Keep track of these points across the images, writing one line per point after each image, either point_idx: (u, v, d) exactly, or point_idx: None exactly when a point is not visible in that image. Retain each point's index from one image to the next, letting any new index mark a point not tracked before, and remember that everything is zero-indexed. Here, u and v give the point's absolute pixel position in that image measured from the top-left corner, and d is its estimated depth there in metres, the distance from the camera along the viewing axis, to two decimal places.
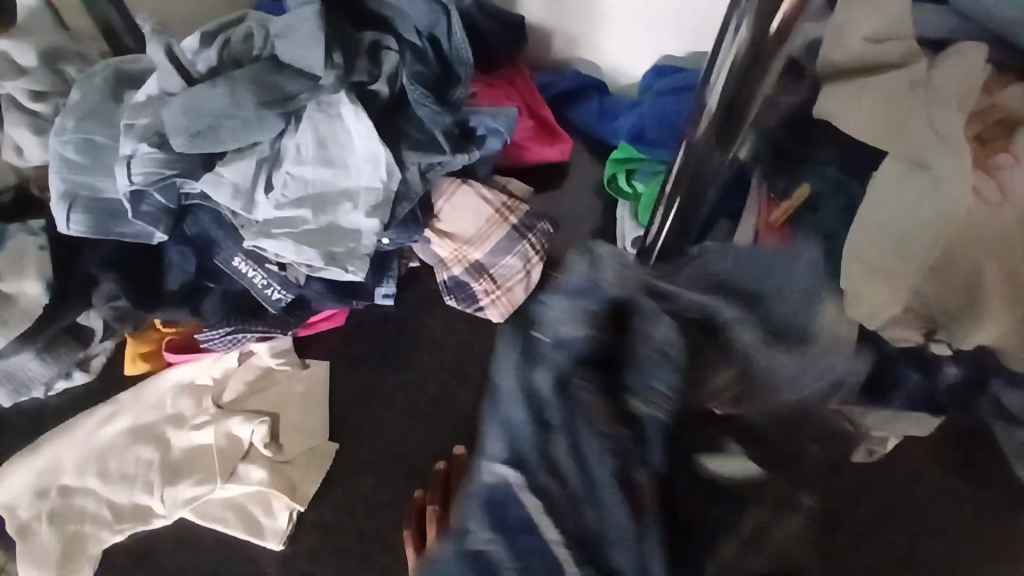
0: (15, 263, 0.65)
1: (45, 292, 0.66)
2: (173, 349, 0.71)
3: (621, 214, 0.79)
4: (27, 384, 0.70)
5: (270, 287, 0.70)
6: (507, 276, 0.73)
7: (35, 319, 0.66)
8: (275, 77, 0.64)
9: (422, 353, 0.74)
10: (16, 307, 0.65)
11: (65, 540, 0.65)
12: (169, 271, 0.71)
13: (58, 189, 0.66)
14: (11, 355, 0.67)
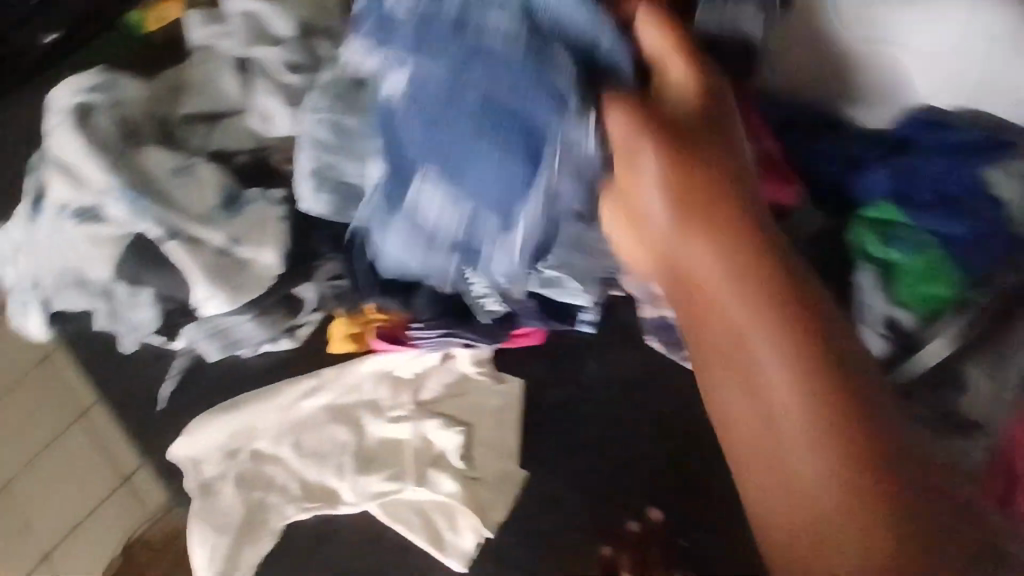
0: (255, 228, 0.66)
1: (279, 262, 0.67)
2: (379, 337, 0.71)
3: (866, 282, 0.65)
4: (237, 343, 0.72)
5: (486, 296, 0.69)
6: None
7: (265, 285, 0.68)
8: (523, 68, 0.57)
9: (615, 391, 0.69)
10: (249, 272, 0.67)
11: (249, 506, 0.65)
12: (386, 259, 0.69)
13: (307, 167, 0.67)
14: (230, 315, 0.70)
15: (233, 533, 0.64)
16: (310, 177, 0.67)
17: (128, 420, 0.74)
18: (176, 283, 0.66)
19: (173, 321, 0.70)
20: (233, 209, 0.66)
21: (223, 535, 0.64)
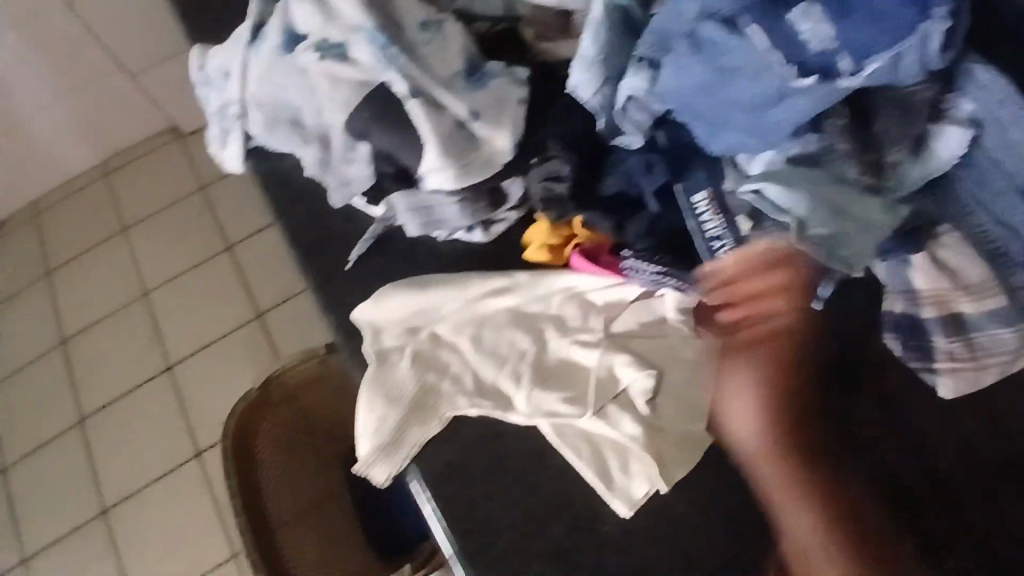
0: (496, 108, 0.61)
1: (512, 149, 0.60)
2: (580, 254, 0.66)
3: None
4: (436, 224, 0.68)
5: (719, 241, 0.59)
6: (988, 347, 0.58)
7: (491, 171, 0.61)
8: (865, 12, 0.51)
9: (831, 384, 0.60)
10: (481, 153, 0.61)
11: (421, 386, 0.65)
12: (610, 173, 0.64)
13: (588, 53, 0.58)
14: (437, 193, 0.67)
15: (404, 409, 0.64)
16: (590, 67, 0.58)
17: (313, 272, 0.75)
18: (405, 147, 0.62)
19: (384, 184, 0.67)
20: (476, 81, 0.62)
21: (393, 408, 0.64)
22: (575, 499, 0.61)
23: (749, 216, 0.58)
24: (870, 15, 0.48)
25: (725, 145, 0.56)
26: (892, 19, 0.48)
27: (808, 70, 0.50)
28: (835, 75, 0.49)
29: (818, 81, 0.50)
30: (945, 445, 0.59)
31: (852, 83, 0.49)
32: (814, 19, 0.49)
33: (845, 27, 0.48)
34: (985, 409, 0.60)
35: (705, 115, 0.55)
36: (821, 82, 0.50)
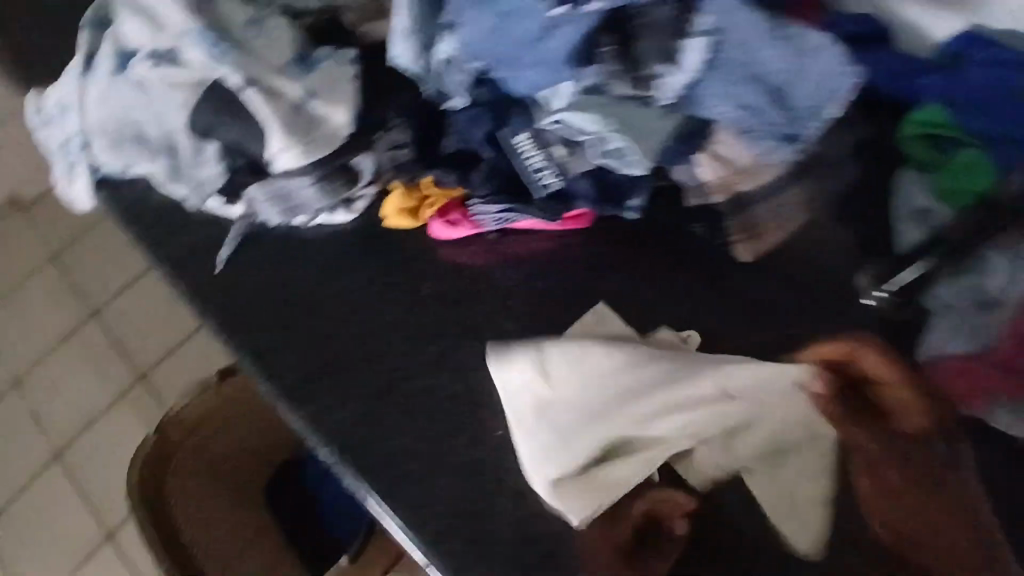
0: (330, 87, 0.67)
1: (350, 121, 0.67)
2: (435, 212, 0.71)
3: (908, 181, 0.71)
4: (298, 209, 0.71)
5: (543, 172, 0.68)
6: (765, 218, 0.72)
7: (333, 146, 0.67)
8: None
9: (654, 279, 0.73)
10: (321, 130, 0.67)
11: (303, 362, 0.69)
12: (446, 135, 0.70)
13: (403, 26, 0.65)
14: (289, 177, 0.68)
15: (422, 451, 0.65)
16: (402, 35, 0.66)
17: (182, 283, 0.75)
18: (252, 133, 0.67)
19: (238, 178, 0.69)
20: (307, 65, 0.68)
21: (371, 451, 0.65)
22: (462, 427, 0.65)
23: (563, 145, 0.68)
24: None
25: (528, 85, 0.64)
26: None
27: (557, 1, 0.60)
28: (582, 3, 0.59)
29: (568, 9, 0.60)
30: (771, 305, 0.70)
31: (596, 7, 0.60)
32: None
33: None
34: (784, 265, 0.72)
35: (504, 60, 0.63)
36: (569, 10, 0.60)
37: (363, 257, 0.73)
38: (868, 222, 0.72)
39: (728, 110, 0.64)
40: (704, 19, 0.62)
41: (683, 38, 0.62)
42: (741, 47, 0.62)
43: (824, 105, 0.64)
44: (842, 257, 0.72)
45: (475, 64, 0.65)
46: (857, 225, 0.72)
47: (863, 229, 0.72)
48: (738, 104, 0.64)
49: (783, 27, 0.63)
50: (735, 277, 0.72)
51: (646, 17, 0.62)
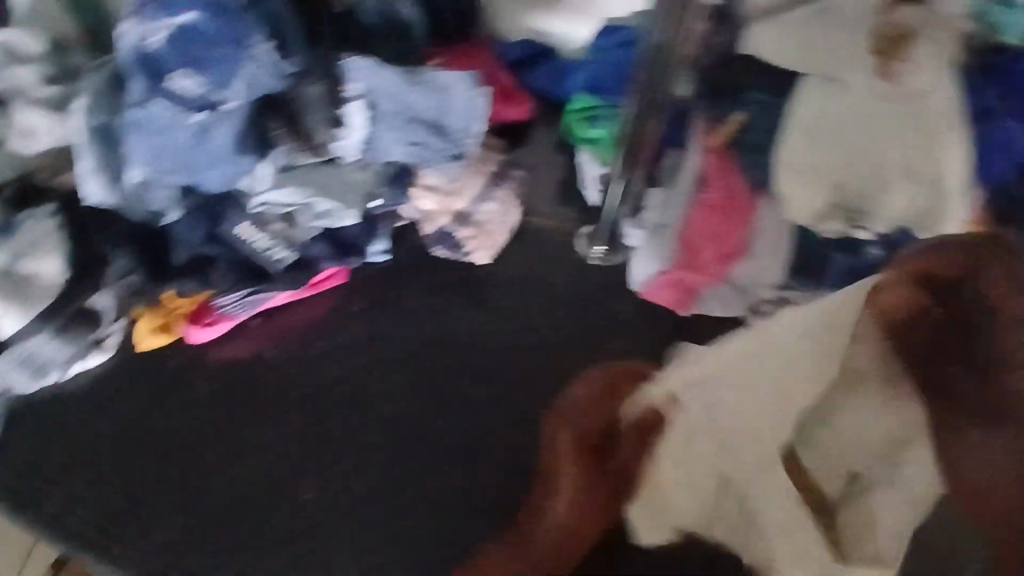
0: (34, 245, 0.73)
1: (63, 266, 0.74)
2: (190, 319, 0.78)
3: (583, 158, 0.86)
4: (48, 366, 0.74)
5: (273, 248, 0.74)
6: (489, 220, 0.83)
7: (53, 296, 0.73)
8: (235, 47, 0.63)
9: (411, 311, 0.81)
10: (35, 286, 0.73)
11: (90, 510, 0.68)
12: (173, 245, 0.75)
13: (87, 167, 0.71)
14: (26, 339, 0.73)
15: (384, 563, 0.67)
16: (93, 174, 0.71)
17: None
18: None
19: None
20: (7, 234, 0.74)
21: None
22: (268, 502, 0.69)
23: (282, 221, 0.74)
24: (218, 59, 0.62)
25: (219, 181, 0.68)
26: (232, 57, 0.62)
27: (195, 108, 0.63)
28: (218, 106, 0.63)
29: (209, 113, 0.63)
30: (516, 289, 0.83)
31: (234, 103, 0.64)
32: (187, 77, 0.62)
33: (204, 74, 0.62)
34: (515, 257, 0.85)
35: (183, 169, 0.66)
36: (209, 112, 0.63)
37: (134, 384, 0.76)
38: (568, 199, 0.89)
39: (403, 152, 0.71)
40: (351, 83, 0.68)
41: (341, 104, 0.68)
42: (391, 92, 0.69)
43: (479, 122, 0.71)
44: (556, 237, 0.87)
45: (165, 180, 0.68)
46: (564, 203, 0.89)
47: (569, 206, 0.89)
48: (408, 144, 0.71)
49: (421, 71, 0.70)
50: (479, 281, 0.83)
51: (298, 98, 0.67)
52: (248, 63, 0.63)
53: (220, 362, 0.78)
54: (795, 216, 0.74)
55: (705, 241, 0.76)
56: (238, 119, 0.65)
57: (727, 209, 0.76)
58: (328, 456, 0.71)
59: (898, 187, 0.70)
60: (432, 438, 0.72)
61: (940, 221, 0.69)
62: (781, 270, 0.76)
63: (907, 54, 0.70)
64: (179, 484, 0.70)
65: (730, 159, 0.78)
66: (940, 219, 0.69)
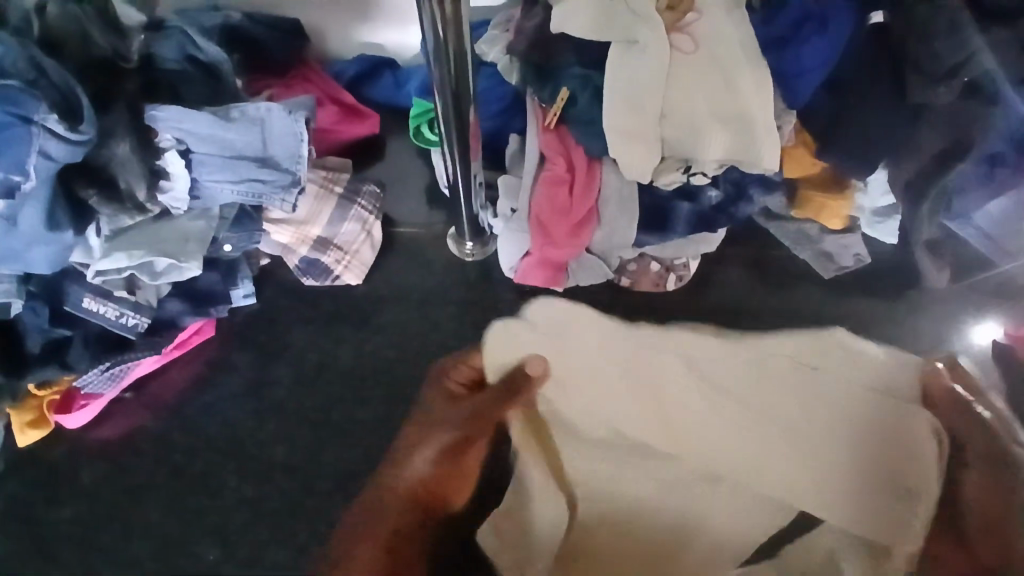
0: None
1: None
2: (58, 408, 0.74)
3: (437, 160, 0.87)
4: None
5: (123, 315, 0.72)
6: (351, 240, 0.82)
7: None
8: (14, 125, 0.60)
9: (292, 350, 0.80)
10: None
11: None
12: (26, 337, 0.72)
13: None
14: None
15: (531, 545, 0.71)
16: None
17: None
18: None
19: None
20: None
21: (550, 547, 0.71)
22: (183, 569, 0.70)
23: (126, 287, 0.72)
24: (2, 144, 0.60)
25: (45, 261, 0.67)
26: (14, 138, 0.60)
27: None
28: (17, 189, 0.62)
29: (11, 198, 0.62)
30: (395, 303, 0.83)
31: (34, 183, 0.62)
32: None
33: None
34: (389, 271, 0.85)
35: (6, 257, 0.65)
36: (11, 197, 0.62)
37: (16, 484, 0.74)
38: (433, 202, 0.90)
39: (231, 191, 0.73)
40: (164, 135, 0.70)
41: (158, 156, 0.70)
42: (204, 136, 0.70)
43: (299, 148, 0.73)
44: (429, 242, 0.87)
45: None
46: (430, 207, 0.90)
47: (435, 208, 0.90)
48: (234, 182, 0.72)
49: (231, 110, 0.72)
50: (357, 303, 0.83)
51: (109, 160, 0.67)
52: (39, 140, 0.61)
53: (101, 444, 0.75)
54: (631, 176, 0.76)
55: (556, 216, 0.77)
56: (42, 198, 0.63)
57: (571, 182, 0.78)
58: (217, 509, 0.72)
59: (717, 131, 0.73)
60: (349, 462, 0.75)
61: (757, 156, 0.74)
62: (634, 229, 0.79)
63: (692, 6, 0.75)
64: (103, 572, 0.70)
65: (565, 134, 0.80)
66: (755, 155, 0.74)
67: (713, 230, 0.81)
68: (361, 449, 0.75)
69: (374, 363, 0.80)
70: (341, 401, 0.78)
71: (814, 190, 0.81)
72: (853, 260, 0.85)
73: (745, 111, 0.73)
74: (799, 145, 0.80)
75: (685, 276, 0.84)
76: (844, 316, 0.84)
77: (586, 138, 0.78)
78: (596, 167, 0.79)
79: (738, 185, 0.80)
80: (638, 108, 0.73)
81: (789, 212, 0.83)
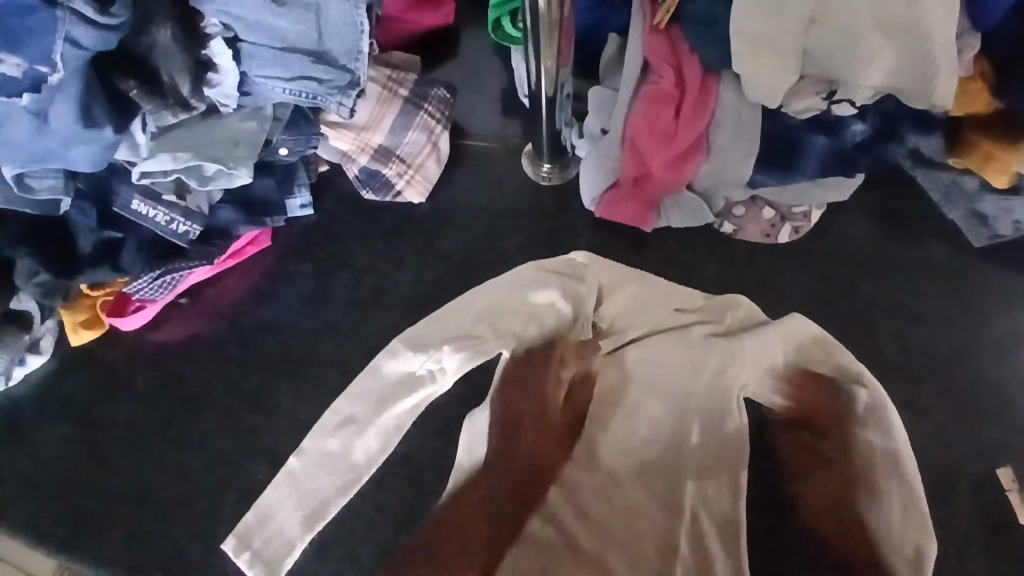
0: None
1: None
2: (110, 312, 0.72)
3: (517, 60, 0.74)
4: None
5: (174, 222, 0.68)
6: (414, 152, 0.74)
7: None
8: (37, 4, 0.52)
9: (350, 267, 0.75)
10: None
11: (58, 504, 0.68)
12: (77, 235, 0.69)
13: None
14: None
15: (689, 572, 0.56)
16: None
17: None
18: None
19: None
20: None
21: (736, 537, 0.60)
22: (228, 483, 0.67)
23: (175, 191, 0.67)
24: (27, 29, 0.52)
25: (86, 160, 0.61)
26: (40, 22, 0.52)
27: (21, 90, 0.55)
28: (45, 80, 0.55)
29: (39, 93, 0.55)
30: (461, 225, 0.75)
31: (63, 75, 0.55)
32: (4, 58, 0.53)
33: (18, 51, 0.53)
34: (455, 188, 0.77)
35: (44, 155, 0.59)
36: (37, 93, 0.55)
37: (71, 380, 0.73)
38: (510, 110, 0.79)
39: (282, 91, 0.64)
40: (210, 20, 0.60)
41: (204, 44, 0.61)
42: (251, 22, 0.60)
43: (359, 42, 0.63)
44: (501, 161, 0.77)
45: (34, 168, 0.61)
46: (506, 118, 0.78)
47: (512, 119, 0.78)
48: (285, 80, 0.63)
49: None
50: (419, 220, 0.76)
51: (149, 48, 0.59)
52: (64, 23, 0.53)
53: (158, 348, 0.73)
54: (757, 99, 0.61)
55: (655, 142, 0.64)
56: (73, 90, 0.56)
57: (679, 100, 0.64)
58: (268, 428, 0.68)
59: (880, 41, 0.57)
60: None
61: (933, 88, 0.58)
62: (750, 166, 0.65)
63: None
64: (152, 477, 0.68)
65: (676, 36, 0.65)
66: (930, 83, 0.58)
67: (851, 175, 0.67)
68: (392, 394, 0.67)
69: (432, 295, 0.72)
70: (396, 333, 0.71)
71: (981, 136, 0.63)
72: (1013, 227, 0.68)
73: (925, 25, 0.56)
74: (974, 78, 0.62)
75: (802, 229, 0.70)
76: (1001, 286, 0.69)
77: (705, 44, 0.63)
78: (713, 84, 0.64)
79: (892, 121, 0.64)
80: (780, 12, 0.58)
81: (943, 158, 0.67)
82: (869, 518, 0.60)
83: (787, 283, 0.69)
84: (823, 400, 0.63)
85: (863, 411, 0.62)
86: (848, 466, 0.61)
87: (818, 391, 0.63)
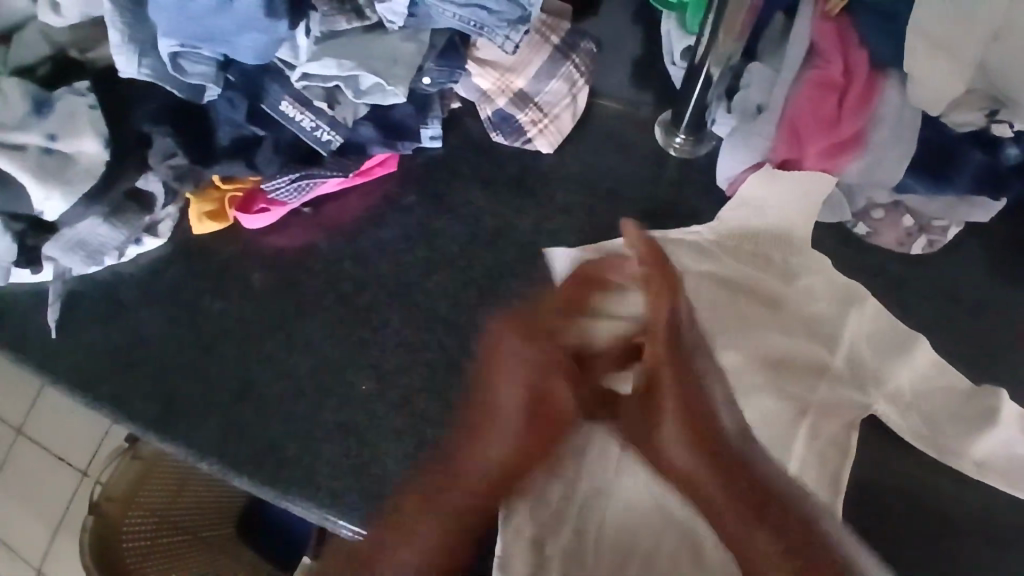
0: (68, 121, 0.68)
1: (104, 148, 0.69)
2: (239, 206, 0.74)
3: (667, 25, 0.74)
4: (100, 251, 0.73)
5: (319, 130, 0.69)
6: (553, 101, 0.74)
7: (99, 176, 0.70)
8: None
9: (469, 203, 0.75)
10: (80, 166, 0.69)
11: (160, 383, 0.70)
12: (216, 126, 0.71)
13: (127, 35, 0.64)
14: (80, 220, 0.72)
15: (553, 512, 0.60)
16: (129, 49, 0.65)
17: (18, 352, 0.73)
18: (10, 197, 0.68)
19: (29, 242, 0.71)
20: (41, 110, 0.68)
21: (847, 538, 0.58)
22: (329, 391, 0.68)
23: (326, 99, 0.68)
24: None
25: (250, 51, 0.62)
26: None
27: None
28: None
29: None
30: (584, 182, 0.76)
31: None
32: None
33: None
34: (583, 143, 0.77)
35: (213, 36, 0.61)
36: None
37: (184, 266, 0.75)
38: (644, 79, 0.78)
39: (452, 16, 0.64)
40: None
41: None
42: None
43: None
44: (632, 126, 0.77)
45: (197, 48, 0.63)
46: (640, 84, 0.78)
47: (645, 87, 0.78)
48: (457, 5, 0.63)
49: None
50: (542, 170, 0.76)
51: None
52: None
53: (276, 250, 0.74)
54: (924, 104, 0.62)
55: (815, 129, 0.65)
56: None
57: (842, 90, 0.65)
58: (377, 343, 0.70)
59: None
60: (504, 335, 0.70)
61: None
62: (904, 167, 0.64)
63: None
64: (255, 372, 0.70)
65: (845, 26, 0.65)
66: None
67: (997, 197, 0.66)
68: None
69: (547, 246, 0.73)
70: (508, 276, 0.72)
71: None
72: None
73: None
74: None
75: (937, 242, 0.68)
76: None
77: (879, 35, 0.63)
78: (875, 78, 0.64)
79: None
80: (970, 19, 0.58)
81: None
82: (959, 528, 0.61)
83: (915, 297, 0.68)
84: (937, 413, 0.62)
85: (975, 426, 0.62)
86: (942, 476, 0.62)
87: (933, 404, 0.63)
